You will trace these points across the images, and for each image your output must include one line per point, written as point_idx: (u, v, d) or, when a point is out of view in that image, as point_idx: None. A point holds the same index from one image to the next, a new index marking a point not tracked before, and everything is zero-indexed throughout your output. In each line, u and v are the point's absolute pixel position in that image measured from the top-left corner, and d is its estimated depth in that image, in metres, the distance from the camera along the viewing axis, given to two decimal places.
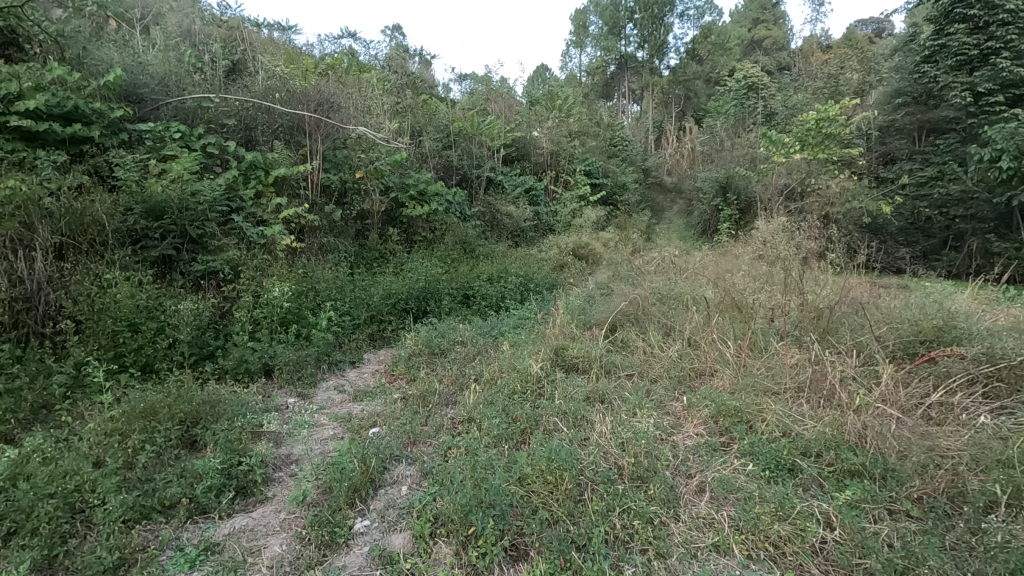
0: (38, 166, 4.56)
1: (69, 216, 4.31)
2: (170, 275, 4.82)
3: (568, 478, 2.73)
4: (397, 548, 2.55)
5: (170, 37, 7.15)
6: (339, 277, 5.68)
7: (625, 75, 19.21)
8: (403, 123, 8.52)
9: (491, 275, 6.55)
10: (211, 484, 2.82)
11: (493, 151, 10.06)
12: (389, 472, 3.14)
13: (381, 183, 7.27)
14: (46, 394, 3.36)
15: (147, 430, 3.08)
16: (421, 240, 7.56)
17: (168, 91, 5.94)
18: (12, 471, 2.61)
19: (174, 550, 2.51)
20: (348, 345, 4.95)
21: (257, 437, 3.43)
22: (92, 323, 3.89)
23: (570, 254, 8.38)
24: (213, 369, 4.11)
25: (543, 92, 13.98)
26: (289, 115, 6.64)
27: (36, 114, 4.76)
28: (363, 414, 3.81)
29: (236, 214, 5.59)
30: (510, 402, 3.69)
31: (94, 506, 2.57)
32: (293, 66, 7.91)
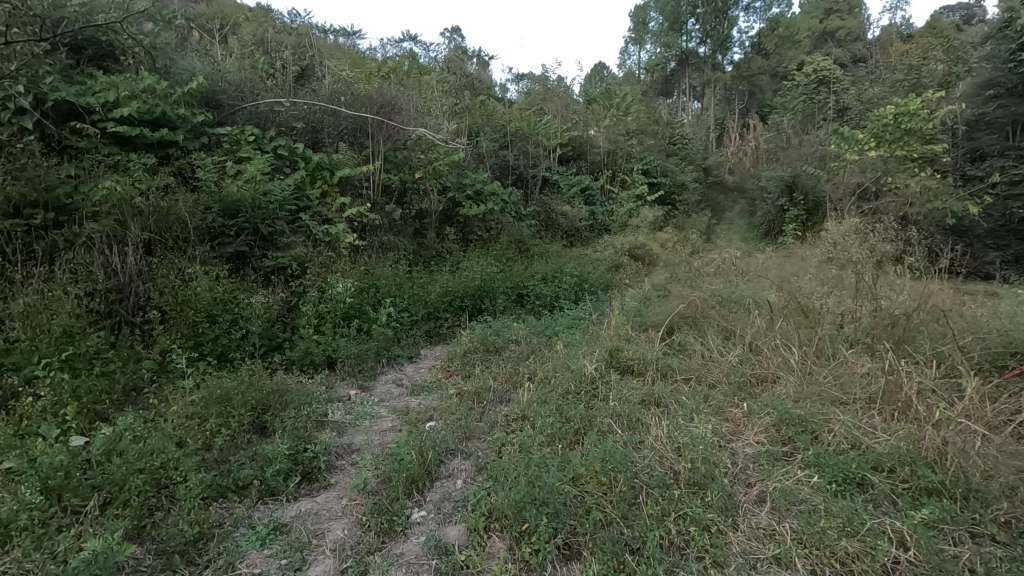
0: (130, 168, 4.98)
1: (157, 215, 4.67)
2: (244, 270, 5.13)
3: (623, 480, 2.71)
4: (452, 540, 2.62)
5: (245, 46, 7.60)
6: (398, 274, 5.85)
7: (686, 72, 18.68)
8: (461, 124, 8.65)
9: (546, 275, 6.56)
10: (279, 468, 2.99)
11: (549, 151, 10.05)
12: (445, 466, 3.22)
13: (439, 183, 7.41)
14: (136, 378, 3.67)
15: (223, 415, 3.30)
16: (477, 240, 7.66)
17: (243, 97, 6.32)
18: (108, 446, 2.87)
19: (246, 528, 2.68)
20: (406, 340, 5.10)
21: (322, 425, 3.60)
22: (175, 313, 4.19)
23: (625, 254, 8.25)
24: (281, 360, 4.34)
25: (599, 91, 13.82)
26: (353, 117, 6.90)
27: (129, 121, 5.19)
28: (420, 408, 3.92)
29: (303, 213, 5.86)
30: (564, 402, 3.70)
31: (176, 483, 2.79)
32: (357, 70, 8.21)
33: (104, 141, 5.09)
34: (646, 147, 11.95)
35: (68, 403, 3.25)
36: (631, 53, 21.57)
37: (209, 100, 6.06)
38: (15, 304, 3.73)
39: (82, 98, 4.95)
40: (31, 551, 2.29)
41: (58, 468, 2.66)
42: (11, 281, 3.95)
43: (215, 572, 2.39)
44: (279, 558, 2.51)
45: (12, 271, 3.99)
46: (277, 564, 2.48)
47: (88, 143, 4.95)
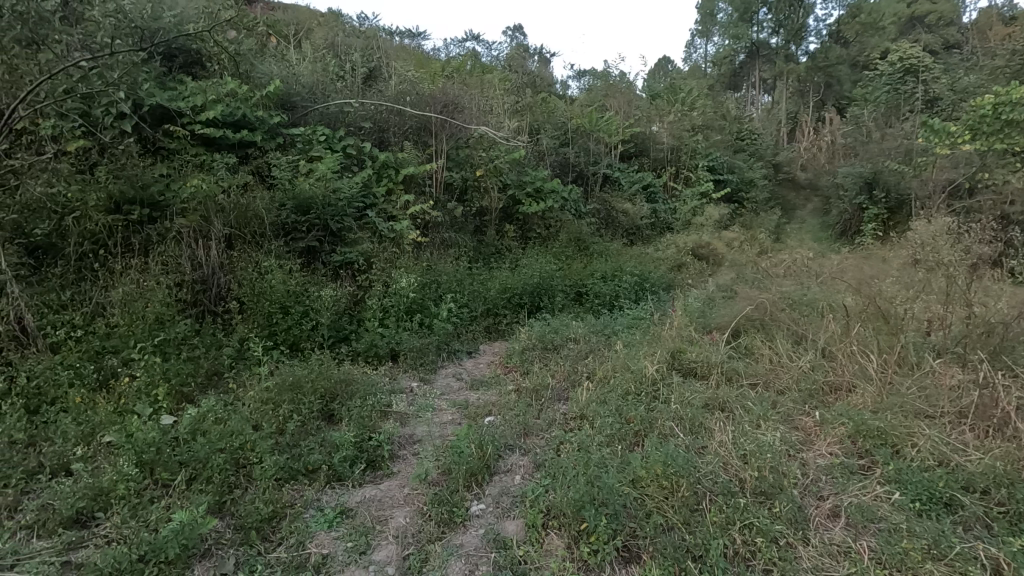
0: (215, 167, 5.33)
1: (237, 211, 4.97)
2: (315, 264, 5.38)
3: (685, 485, 2.65)
4: (511, 534, 2.65)
5: (318, 49, 7.93)
6: (459, 270, 5.95)
7: (756, 64, 17.88)
8: (522, 121, 8.67)
9: (606, 273, 6.47)
10: (346, 454, 3.11)
11: (610, 147, 9.90)
12: (503, 460, 3.25)
13: (499, 180, 7.47)
14: (217, 363, 3.93)
15: (295, 402, 3.48)
16: (536, 238, 7.64)
17: (316, 99, 6.60)
18: (193, 426, 3.09)
19: (316, 510, 2.81)
20: (466, 335, 5.19)
21: (386, 415, 3.73)
22: (252, 304, 4.45)
23: (688, 254, 8.02)
24: (348, 351, 4.53)
25: (663, 86, 13.47)
26: (418, 116, 7.08)
27: (214, 123, 5.55)
28: (479, 402, 3.97)
29: (370, 210, 6.07)
30: (624, 402, 3.65)
31: (253, 463, 2.96)
32: (422, 70, 8.40)
33: (192, 142, 5.46)
34: (713, 143, 11.54)
35: (159, 385, 3.53)
36: (698, 46, 20.87)
37: (284, 102, 6.38)
38: (115, 292, 4.08)
39: (174, 102, 5.34)
40: (129, 518, 2.54)
41: (151, 444, 2.90)
42: (111, 272, 4.33)
43: (288, 550, 2.53)
44: (345, 541, 2.62)
45: (112, 263, 4.37)
46: (344, 546, 2.59)
47: (178, 144, 5.33)
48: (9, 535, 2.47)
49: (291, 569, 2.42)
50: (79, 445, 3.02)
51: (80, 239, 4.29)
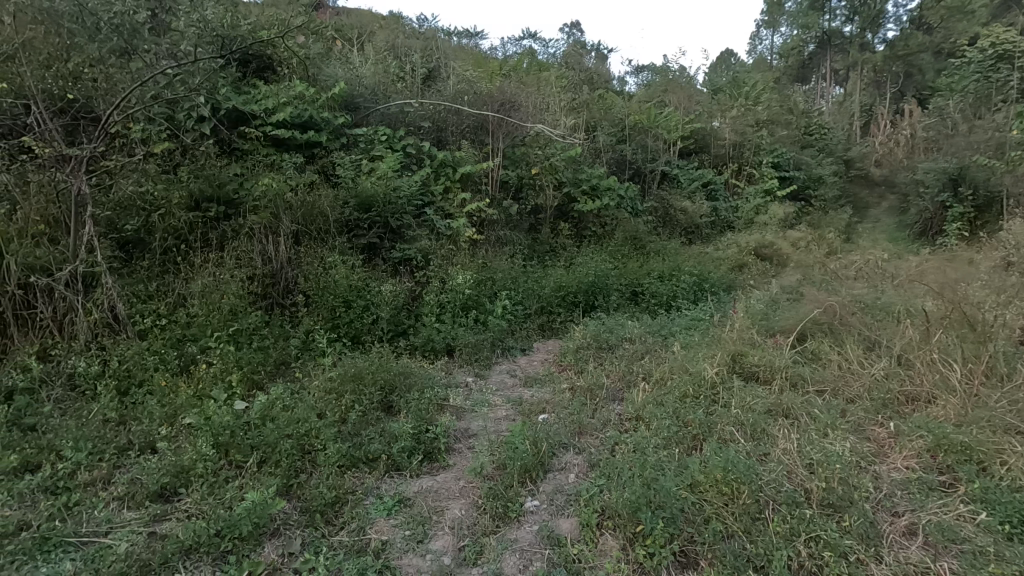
0: (284, 166, 5.58)
1: (304, 208, 5.19)
2: (375, 260, 5.55)
3: (747, 492, 2.57)
4: (565, 532, 2.66)
5: (379, 51, 8.16)
6: (514, 267, 5.98)
7: (827, 55, 16.96)
8: (579, 118, 8.60)
9: (663, 272, 6.33)
10: (404, 445, 3.20)
11: (669, 144, 9.66)
12: (558, 458, 3.25)
13: (555, 178, 7.43)
14: (285, 353, 4.13)
15: (356, 392, 3.61)
16: (591, 236, 7.56)
17: (378, 100, 6.80)
18: (264, 412, 3.27)
19: (376, 497, 2.91)
20: (520, 332, 5.21)
21: (442, 409, 3.80)
22: (317, 297, 4.65)
23: (750, 253, 7.72)
24: (406, 345, 4.65)
25: (726, 80, 13.01)
26: (475, 115, 7.17)
27: (284, 124, 5.83)
28: (533, 399, 3.99)
29: (428, 208, 6.19)
30: (681, 405, 3.56)
31: (317, 449, 3.10)
32: (480, 70, 8.48)
33: (263, 144, 5.75)
34: (778, 138, 11.04)
35: (233, 371, 3.76)
36: (764, 37, 20.02)
37: (348, 103, 6.61)
38: (194, 284, 4.37)
39: (248, 105, 5.64)
40: (207, 495, 2.73)
41: (226, 427, 3.09)
42: (191, 265, 4.63)
43: (350, 534, 2.63)
44: (403, 528, 2.70)
45: (192, 257, 4.67)
46: (402, 534, 2.66)
47: (251, 145, 5.63)
48: (103, 504, 2.70)
49: (352, 553, 2.52)
50: (163, 425, 3.26)
51: (164, 234, 4.61)
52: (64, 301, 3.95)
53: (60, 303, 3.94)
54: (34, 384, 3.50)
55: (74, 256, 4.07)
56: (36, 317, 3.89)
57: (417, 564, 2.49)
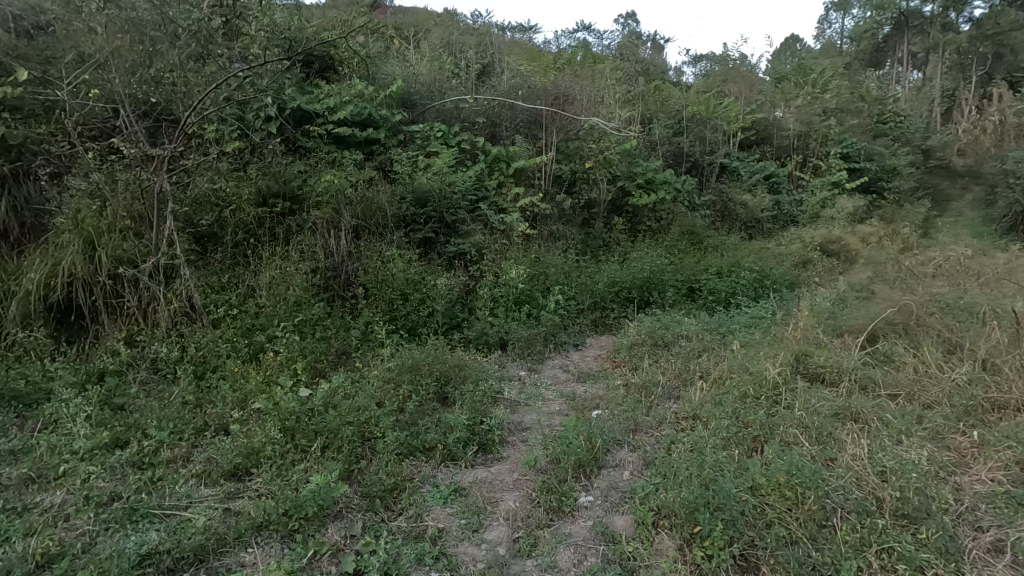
0: (344, 163, 5.76)
1: (363, 203, 5.35)
2: (431, 254, 5.66)
3: (813, 498, 2.48)
4: (620, 529, 2.65)
5: (435, 49, 8.29)
6: (568, 262, 5.95)
7: (904, 38, 15.86)
8: (634, 111, 8.43)
9: (722, 268, 6.13)
10: (460, 436, 3.26)
11: (729, 136, 9.32)
12: (612, 455, 3.22)
13: (609, 172, 7.32)
14: (345, 343, 4.29)
15: (413, 382, 3.70)
16: (646, 230, 7.41)
17: (433, 97, 6.91)
18: (326, 399, 3.41)
19: (432, 485, 2.98)
20: (573, 327, 5.19)
21: (497, 401, 3.85)
22: (376, 290, 4.79)
23: (816, 249, 7.35)
24: (461, 338, 4.73)
25: (791, 67, 12.41)
26: (529, 110, 7.16)
27: (344, 122, 6.02)
28: (587, 395, 3.97)
29: (482, 203, 6.24)
30: (741, 405, 3.46)
31: (376, 437, 3.20)
32: (534, 63, 8.46)
33: (325, 141, 5.96)
34: (848, 127, 10.43)
35: (298, 360, 3.94)
36: (833, 21, 18.93)
37: (405, 100, 6.74)
38: (262, 277, 4.59)
39: (311, 105, 5.87)
40: (276, 477, 2.89)
41: (292, 412, 3.25)
42: (260, 257, 4.87)
43: (408, 519, 2.71)
44: (459, 517, 2.75)
45: (261, 250, 4.91)
46: (459, 522, 2.72)
47: (314, 143, 5.85)
48: (183, 480, 2.90)
49: (411, 538, 2.60)
50: (236, 409, 3.46)
51: (235, 229, 4.87)
52: (147, 291, 4.25)
53: (144, 293, 4.24)
54: (122, 367, 3.79)
55: (156, 249, 4.37)
56: (123, 306, 4.21)
57: (473, 553, 2.55)
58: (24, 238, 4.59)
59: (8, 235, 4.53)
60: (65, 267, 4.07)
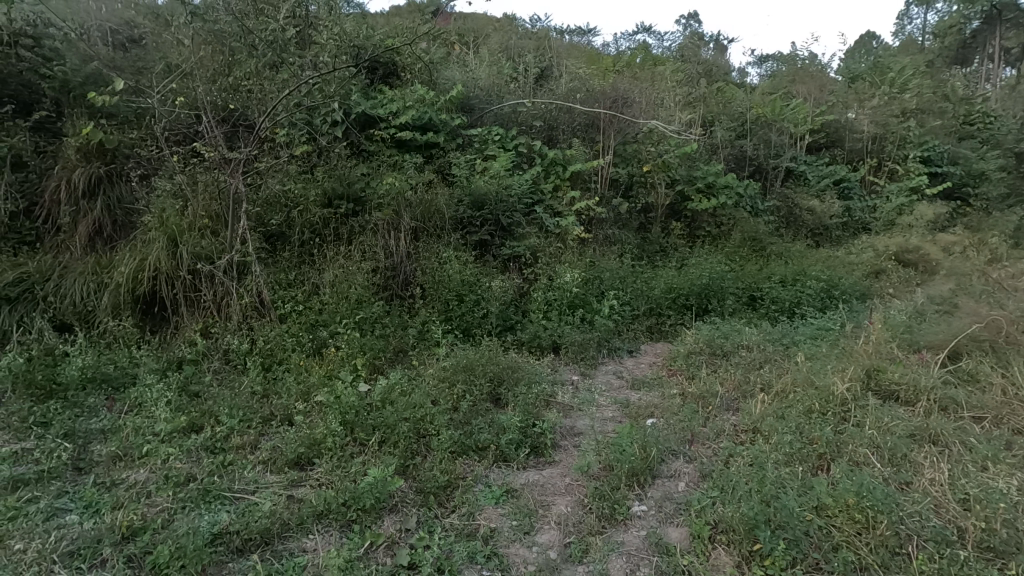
0: (404, 166, 5.92)
1: (422, 206, 5.47)
2: (487, 256, 5.72)
3: (885, 523, 2.40)
4: (674, 541, 2.61)
5: (494, 53, 8.39)
6: (623, 266, 5.86)
7: (997, 32, 14.71)
8: (695, 113, 8.22)
9: (787, 277, 5.88)
10: (512, 437, 3.28)
11: (796, 138, 8.92)
12: (667, 464, 3.16)
13: (668, 176, 7.16)
14: (402, 341, 4.40)
15: (467, 382, 3.74)
16: (705, 236, 7.21)
17: (492, 101, 7.00)
18: (384, 395, 3.51)
19: (484, 485, 3.02)
20: (627, 333, 5.11)
21: (549, 405, 3.84)
22: (433, 290, 4.89)
23: (890, 258, 6.93)
24: (514, 340, 4.75)
25: (865, 66, 11.76)
26: (587, 113, 7.12)
27: (406, 127, 6.19)
28: (641, 402, 3.90)
29: (538, 206, 6.25)
30: (806, 421, 3.30)
31: (431, 434, 3.26)
32: (592, 66, 8.42)
33: (387, 145, 6.15)
34: (929, 129, 9.78)
35: (358, 356, 4.08)
36: (914, 16, 17.81)
37: (464, 105, 6.86)
38: (326, 275, 4.79)
39: (375, 110, 6.07)
40: (335, 468, 3.00)
41: (352, 406, 3.37)
42: (324, 256, 5.07)
43: (460, 517, 2.76)
44: (510, 519, 2.77)
45: (325, 249, 5.12)
46: (510, 523, 2.74)
47: (376, 146, 6.04)
48: (251, 466, 3.06)
49: (463, 536, 2.64)
50: (299, 401, 3.62)
51: (302, 229, 5.10)
52: (222, 286, 4.51)
53: (219, 288, 4.51)
54: (198, 357, 4.05)
55: (231, 247, 4.64)
56: (200, 299, 4.49)
57: (524, 555, 2.56)
58: (115, 235, 4.97)
59: (102, 232, 4.92)
60: (151, 263, 4.38)
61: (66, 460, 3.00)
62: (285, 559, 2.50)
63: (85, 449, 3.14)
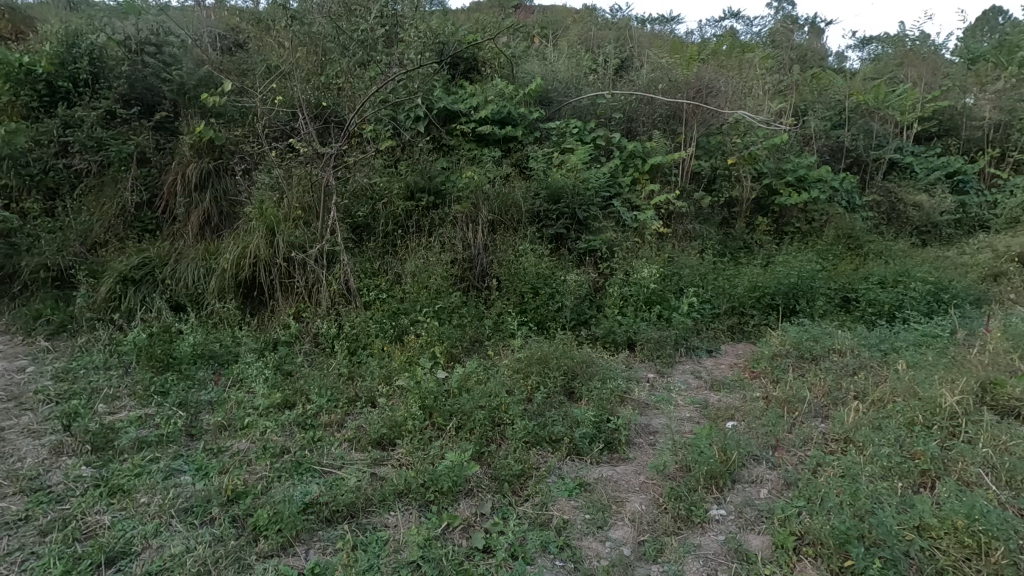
0: (483, 160, 6.00)
1: (500, 199, 5.54)
2: (562, 250, 5.69)
3: (1001, 551, 2.20)
4: (755, 549, 2.54)
5: (573, 45, 8.30)
6: (704, 263, 5.64)
7: None
8: (786, 102, 7.74)
9: (886, 278, 5.44)
10: (586, 432, 3.27)
11: (902, 127, 8.17)
12: (749, 470, 3.04)
13: (755, 168, 6.79)
14: (479, 332, 4.50)
15: (542, 374, 3.76)
16: (794, 232, 6.78)
17: (570, 93, 6.94)
18: (461, 382, 3.60)
19: (558, 477, 3.03)
20: (707, 332, 4.94)
21: (624, 401, 3.79)
22: (509, 282, 4.96)
23: (1012, 260, 6.22)
24: (588, 335, 4.72)
25: (989, 45, 10.54)
26: (669, 104, 6.90)
27: (485, 120, 6.27)
28: (721, 404, 3.76)
29: (615, 199, 6.13)
30: (907, 434, 3.06)
31: (505, 423, 3.32)
32: (675, 56, 8.13)
33: (467, 139, 6.24)
34: None
35: (436, 344, 4.22)
36: None
37: (543, 98, 6.85)
38: (408, 265, 4.97)
39: (456, 105, 6.19)
40: (415, 449, 3.14)
41: (431, 391, 3.49)
42: (406, 247, 5.27)
43: (534, 506, 2.80)
44: (584, 512, 2.78)
45: (407, 240, 5.31)
46: (584, 517, 2.75)
47: (456, 141, 6.15)
48: (338, 444, 3.26)
49: (536, 525, 2.68)
50: (382, 384, 3.79)
51: (386, 220, 5.33)
52: (313, 273, 4.80)
53: (311, 276, 4.80)
54: (291, 339, 4.35)
55: (321, 236, 4.92)
56: (294, 285, 4.81)
57: (597, 549, 2.57)
58: (221, 224, 5.41)
59: (210, 222, 5.37)
60: (252, 250, 4.75)
61: (180, 427, 3.33)
62: (369, 532, 2.65)
63: (196, 418, 3.48)
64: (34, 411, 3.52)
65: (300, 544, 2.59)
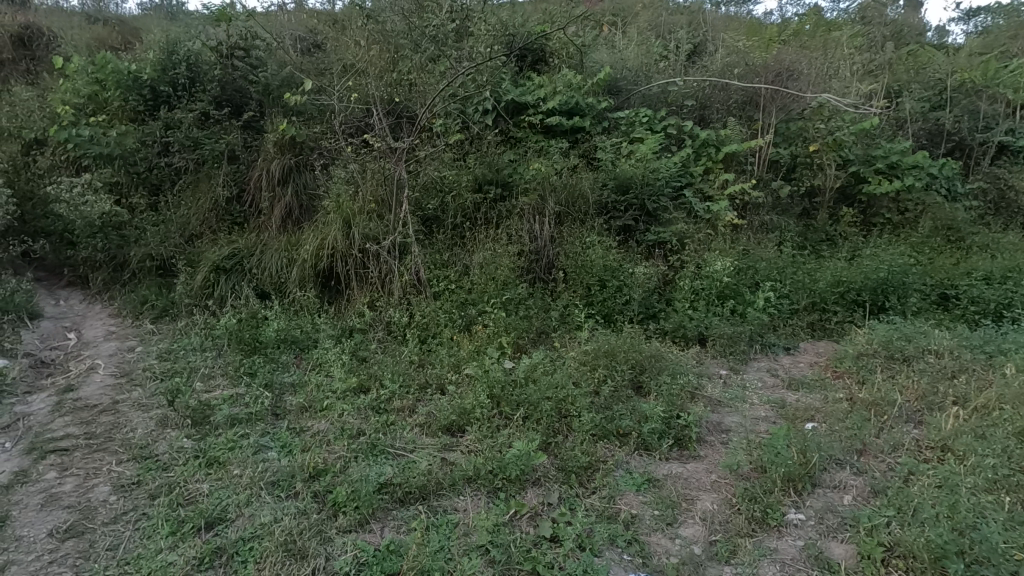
0: (550, 151, 5.97)
1: (567, 190, 5.50)
2: (630, 242, 5.58)
3: None
4: (839, 558, 2.41)
5: (643, 32, 8.08)
6: (782, 255, 5.36)
7: None
8: (877, 83, 7.18)
9: (992, 274, 4.96)
10: (655, 427, 3.21)
11: (1015, 107, 7.37)
12: (831, 474, 2.88)
13: (841, 155, 6.35)
14: (545, 324, 4.51)
15: (609, 367, 3.71)
16: (884, 223, 6.29)
17: (639, 82, 6.77)
18: (528, 372, 3.62)
19: (625, 471, 3.00)
20: (784, 329, 4.69)
21: (695, 399, 3.68)
22: (575, 274, 4.93)
23: None
24: (656, 329, 4.62)
25: None
26: (745, 90, 6.58)
27: (552, 111, 6.24)
28: (800, 404, 3.58)
29: (687, 189, 5.93)
30: (1016, 445, 2.80)
31: (572, 415, 3.32)
32: (753, 38, 7.76)
33: (535, 130, 6.23)
34: None
35: (503, 335, 4.27)
36: None
37: (611, 87, 6.72)
38: (475, 257, 5.05)
39: (523, 97, 6.20)
40: (484, 437, 3.20)
41: (499, 380, 3.55)
42: (474, 239, 5.35)
43: (601, 499, 2.79)
44: (652, 507, 2.74)
45: (475, 231, 5.39)
46: (652, 512, 2.71)
47: (524, 133, 6.15)
48: (409, 429, 3.37)
49: (604, 517, 2.67)
50: (451, 372, 3.88)
51: (455, 212, 5.43)
52: (385, 264, 4.97)
53: (383, 266, 4.98)
54: (366, 327, 4.55)
55: (393, 228, 5.08)
56: (368, 275, 5.00)
57: (666, 546, 2.53)
58: (301, 217, 5.71)
59: (291, 215, 5.67)
60: (330, 241, 4.99)
61: (267, 407, 3.57)
62: (440, 514, 2.74)
63: (280, 398, 3.71)
64: (142, 387, 3.89)
65: (376, 521, 2.72)
